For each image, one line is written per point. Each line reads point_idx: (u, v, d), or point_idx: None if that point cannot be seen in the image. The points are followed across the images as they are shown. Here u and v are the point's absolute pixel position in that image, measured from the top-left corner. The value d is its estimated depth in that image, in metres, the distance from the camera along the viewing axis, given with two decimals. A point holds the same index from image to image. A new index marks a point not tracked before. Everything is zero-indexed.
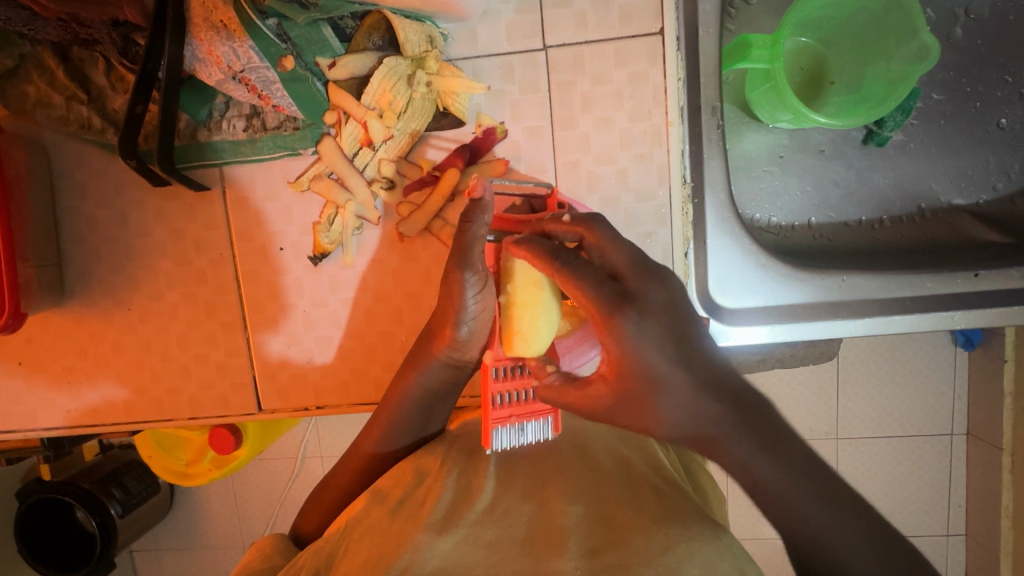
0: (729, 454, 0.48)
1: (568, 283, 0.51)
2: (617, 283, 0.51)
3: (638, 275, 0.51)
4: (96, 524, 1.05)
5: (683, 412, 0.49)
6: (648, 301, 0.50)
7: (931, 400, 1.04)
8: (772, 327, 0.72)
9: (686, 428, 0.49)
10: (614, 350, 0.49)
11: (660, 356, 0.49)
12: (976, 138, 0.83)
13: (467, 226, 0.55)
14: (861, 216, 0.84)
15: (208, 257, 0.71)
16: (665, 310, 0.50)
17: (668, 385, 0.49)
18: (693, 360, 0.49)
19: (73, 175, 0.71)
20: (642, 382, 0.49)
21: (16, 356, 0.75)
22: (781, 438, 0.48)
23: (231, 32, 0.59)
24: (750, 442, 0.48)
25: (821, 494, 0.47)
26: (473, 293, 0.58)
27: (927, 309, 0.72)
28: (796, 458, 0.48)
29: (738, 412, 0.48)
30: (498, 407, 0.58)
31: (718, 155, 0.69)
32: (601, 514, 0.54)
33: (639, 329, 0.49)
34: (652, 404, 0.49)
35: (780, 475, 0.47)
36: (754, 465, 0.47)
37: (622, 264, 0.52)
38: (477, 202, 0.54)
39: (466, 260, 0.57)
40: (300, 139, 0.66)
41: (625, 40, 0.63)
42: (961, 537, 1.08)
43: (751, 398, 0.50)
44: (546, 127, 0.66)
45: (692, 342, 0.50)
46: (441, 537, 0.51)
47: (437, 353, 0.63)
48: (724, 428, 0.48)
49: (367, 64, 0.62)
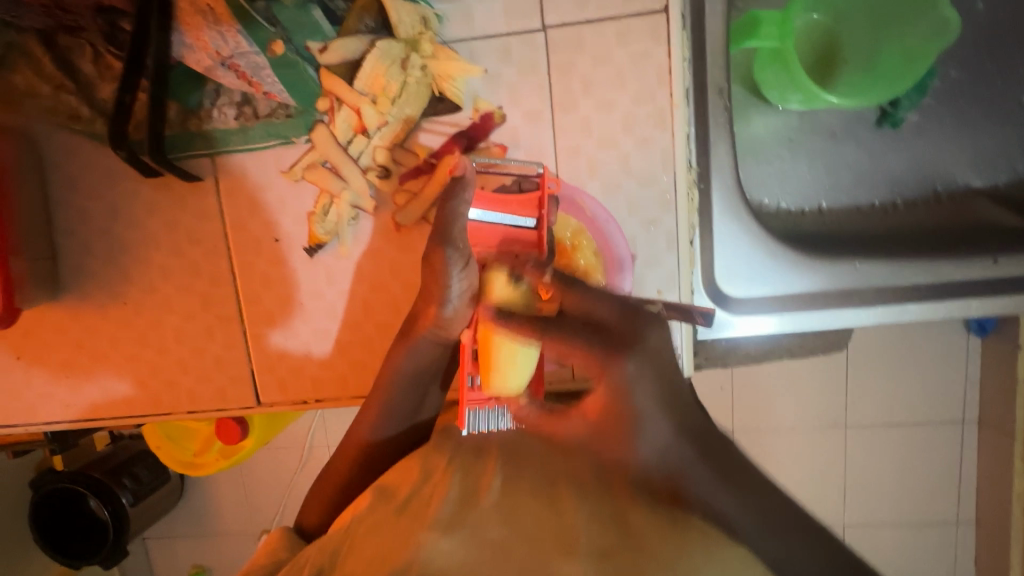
0: (690, 489, 0.49)
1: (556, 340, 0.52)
2: (606, 330, 0.50)
3: (630, 325, 0.50)
4: (107, 513, 1.06)
5: (654, 449, 0.49)
6: (646, 347, 0.50)
7: (943, 386, 1.01)
8: (780, 316, 0.70)
9: (656, 466, 0.50)
10: (608, 397, 0.50)
11: (648, 403, 0.49)
12: (995, 118, 0.80)
13: (447, 204, 0.58)
14: (874, 201, 0.81)
15: (202, 249, 0.70)
16: (656, 361, 0.50)
17: (649, 430, 0.49)
18: (677, 410, 0.50)
19: (63, 166, 0.69)
20: (621, 421, 0.49)
21: (15, 351, 0.74)
22: (748, 478, 0.49)
23: (218, 17, 0.58)
24: (711, 472, 0.49)
25: (783, 525, 0.48)
26: (458, 272, 0.59)
27: (942, 297, 0.70)
28: (760, 495, 0.48)
29: (701, 449, 0.49)
30: (473, 389, 0.60)
31: (725, 138, 0.66)
32: (613, 515, 0.52)
33: (636, 378, 0.49)
34: (630, 444, 0.50)
35: (745, 511, 0.48)
36: (716, 502, 0.48)
37: (609, 313, 0.51)
38: (460, 179, 0.58)
39: (446, 236, 0.58)
40: (293, 127, 0.64)
41: (628, 18, 0.60)
42: (972, 526, 1.06)
43: (719, 440, 0.50)
44: (546, 111, 0.64)
45: (678, 391, 0.50)
46: (446, 536, 0.51)
47: (423, 331, 0.62)
48: (691, 466, 0.49)
49: (359, 47, 0.60)
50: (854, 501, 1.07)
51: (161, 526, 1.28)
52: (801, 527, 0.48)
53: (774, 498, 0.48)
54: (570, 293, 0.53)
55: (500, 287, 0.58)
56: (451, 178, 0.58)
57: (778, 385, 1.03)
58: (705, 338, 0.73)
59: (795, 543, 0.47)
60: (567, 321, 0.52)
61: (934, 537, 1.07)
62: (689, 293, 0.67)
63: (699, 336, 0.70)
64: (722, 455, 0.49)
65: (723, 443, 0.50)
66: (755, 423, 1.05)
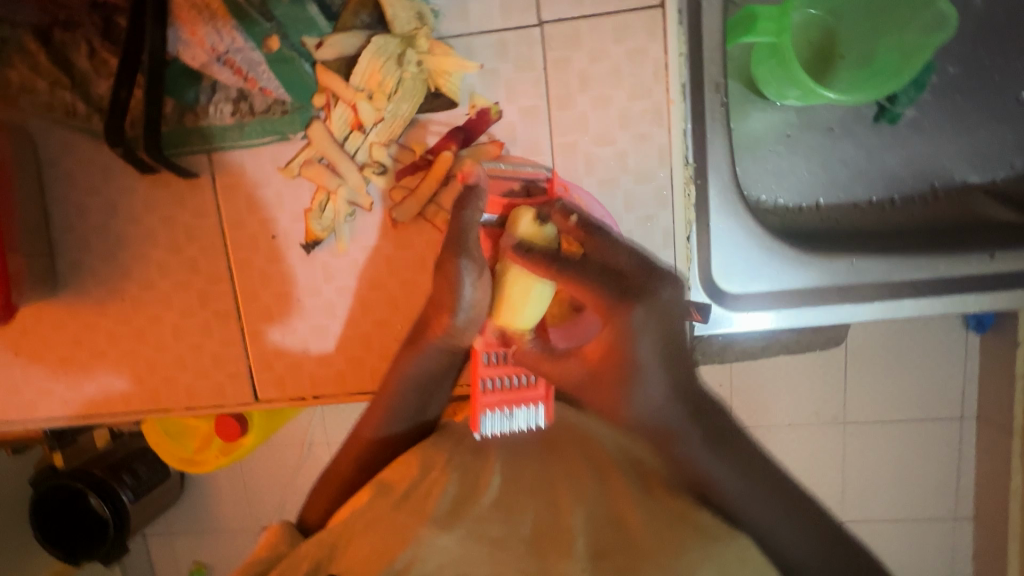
0: (683, 452, 0.50)
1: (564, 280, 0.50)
2: (618, 278, 0.50)
3: (641, 275, 0.51)
4: (108, 510, 1.06)
5: (652, 406, 0.50)
6: (658, 299, 0.50)
7: (940, 383, 1.01)
8: (778, 312, 0.70)
9: (650, 423, 0.51)
10: (612, 340, 0.50)
11: (650, 357, 0.49)
12: (993, 114, 0.80)
13: (460, 211, 0.56)
14: (871, 197, 0.81)
15: (200, 245, 0.70)
16: (664, 311, 0.50)
17: (648, 381, 0.50)
18: (675, 368, 0.51)
19: (60, 162, 0.69)
20: (626, 369, 0.50)
21: (12, 347, 0.74)
22: (736, 444, 0.51)
23: (213, 14, 0.59)
24: (704, 439, 0.50)
25: (768, 490, 0.49)
26: (471, 280, 0.56)
27: (939, 293, 0.70)
28: (744, 460, 0.50)
29: (692, 410, 0.51)
30: (488, 392, 0.60)
31: (722, 133, 0.66)
32: (608, 513, 0.53)
33: (641, 328, 0.49)
34: (626, 399, 0.50)
35: (735, 477, 0.49)
36: (705, 465, 0.50)
37: (622, 260, 0.52)
38: (472, 188, 0.57)
39: (460, 244, 0.56)
40: (289, 123, 0.64)
41: (624, 14, 0.60)
42: (968, 521, 1.06)
43: (707, 404, 0.52)
44: (542, 106, 0.63)
45: (679, 350, 0.51)
46: (444, 533, 0.50)
47: (433, 338, 0.60)
48: (685, 429, 0.50)
49: (356, 43, 0.60)
50: (851, 495, 1.07)
51: (160, 522, 1.28)
52: (784, 492, 0.50)
53: (759, 464, 0.51)
54: (592, 236, 0.53)
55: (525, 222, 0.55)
56: (464, 186, 0.57)
57: (775, 382, 1.03)
58: (702, 334, 0.73)
59: (778, 507, 0.49)
60: (585, 263, 0.51)
61: (930, 532, 1.07)
62: (686, 289, 0.67)
63: (696, 332, 0.70)
64: (711, 420, 0.51)
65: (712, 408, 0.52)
66: (752, 418, 1.05)
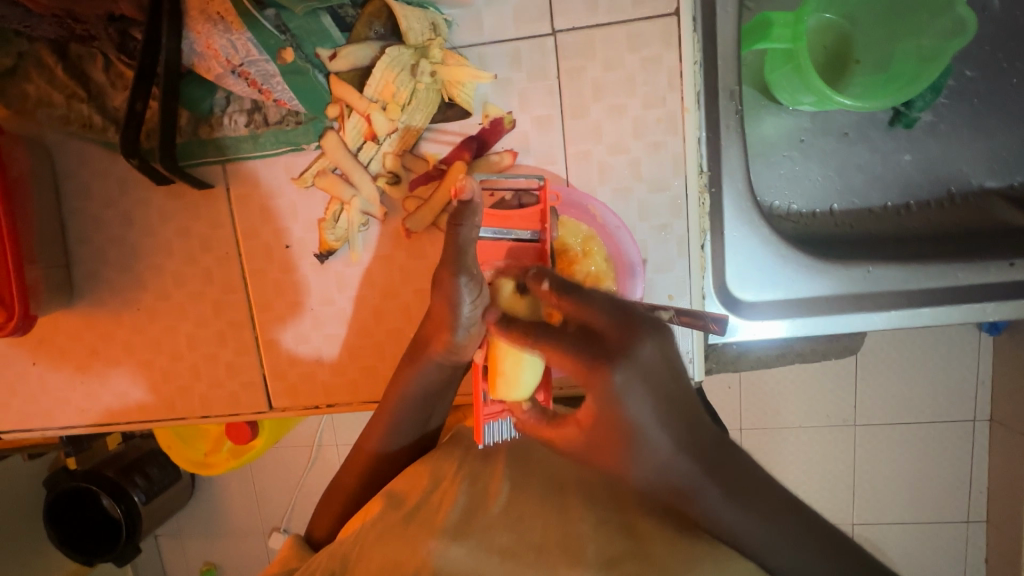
0: (697, 503, 0.48)
1: (543, 348, 0.47)
2: (598, 337, 0.44)
3: (625, 333, 0.43)
4: (120, 510, 1.08)
5: (655, 466, 0.46)
6: (638, 360, 0.43)
7: (954, 386, 1.01)
8: (792, 321, 0.68)
9: (654, 480, 0.48)
10: (597, 408, 0.45)
11: (644, 417, 0.44)
12: (1011, 116, 0.79)
13: (455, 228, 0.52)
14: (887, 202, 0.80)
15: (215, 256, 0.70)
16: (656, 371, 0.44)
17: (648, 445, 0.45)
18: (675, 420, 0.46)
19: (77, 174, 0.70)
20: (617, 434, 0.45)
21: (30, 357, 0.75)
22: (749, 484, 0.48)
23: (229, 23, 0.57)
24: (718, 488, 0.47)
25: (775, 515, 0.48)
26: (470, 299, 0.54)
27: (958, 301, 0.69)
28: (759, 499, 0.48)
29: (706, 463, 0.47)
30: (489, 403, 0.55)
31: (737, 140, 0.66)
32: (621, 522, 0.53)
33: (626, 391, 0.43)
34: (626, 463, 0.47)
35: (745, 518, 0.48)
36: (715, 510, 0.48)
37: (599, 320, 0.44)
38: (467, 204, 0.50)
39: (458, 262, 0.53)
40: (303, 134, 0.65)
41: (638, 22, 0.60)
42: (983, 524, 1.05)
43: (723, 451, 0.48)
44: (556, 116, 0.63)
45: (679, 402, 0.45)
46: (455, 544, 0.51)
47: (433, 353, 0.60)
48: (698, 484, 0.47)
49: (369, 54, 0.60)
50: (863, 500, 1.06)
51: (173, 526, 1.29)
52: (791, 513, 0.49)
53: (769, 494, 0.49)
54: (565, 300, 0.46)
55: (508, 293, 0.54)
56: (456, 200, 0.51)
57: (787, 387, 1.03)
58: (715, 342, 0.72)
59: (790, 535, 0.48)
60: (562, 329, 0.46)
61: (942, 536, 1.06)
62: (701, 299, 0.66)
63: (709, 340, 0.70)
64: (720, 462, 0.48)
65: (726, 445, 0.49)
66: (763, 423, 1.04)
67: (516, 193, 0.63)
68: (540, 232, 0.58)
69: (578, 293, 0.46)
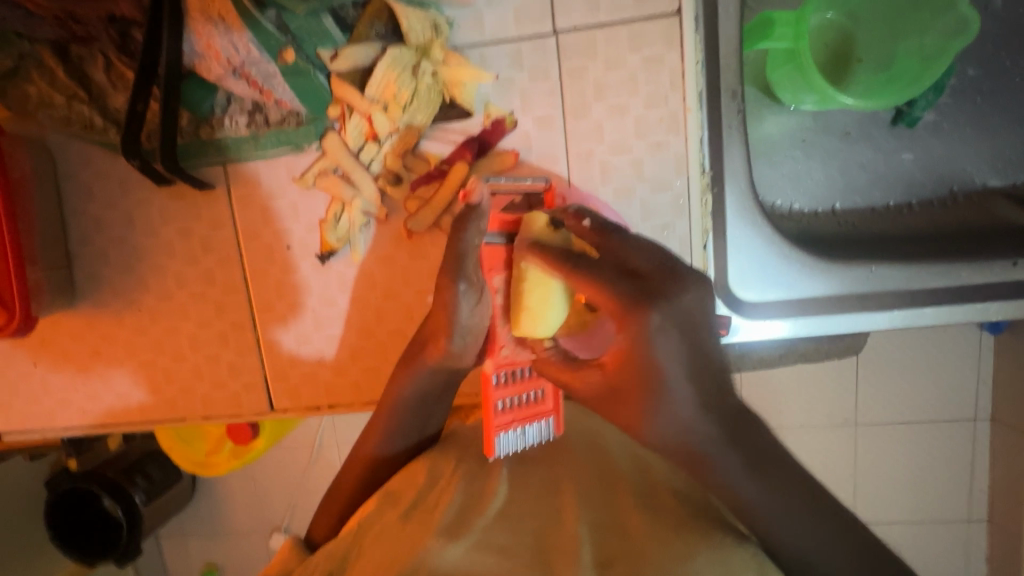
0: (715, 475, 0.46)
1: (583, 284, 0.45)
2: (638, 279, 0.45)
3: (664, 278, 0.44)
4: (120, 511, 1.07)
5: (675, 425, 0.45)
6: (677, 304, 0.44)
7: (955, 385, 1.00)
8: (794, 320, 0.69)
9: (672, 442, 0.46)
10: (628, 347, 0.44)
11: (672, 364, 0.44)
12: (1014, 114, 0.78)
13: (460, 233, 0.55)
14: (889, 201, 0.80)
15: (216, 257, 0.70)
16: (691, 319, 0.44)
17: (673, 399, 0.44)
18: (704, 378, 0.45)
19: (78, 175, 0.70)
20: (642, 383, 0.44)
21: (31, 358, 0.75)
22: (770, 464, 0.46)
23: (229, 25, 0.56)
24: (739, 459, 0.45)
25: (796, 499, 0.46)
26: (470, 305, 0.56)
27: (960, 300, 0.69)
28: (780, 477, 0.46)
29: (727, 431, 0.45)
30: (500, 413, 0.56)
31: (739, 141, 0.65)
32: (617, 523, 0.52)
33: (660, 333, 0.43)
34: (647, 416, 0.45)
35: (766, 500, 0.46)
36: (736, 486, 0.46)
37: (640, 261, 0.46)
38: (475, 208, 0.55)
39: (458, 269, 0.56)
40: (304, 134, 0.64)
41: (640, 22, 0.60)
42: (984, 524, 1.05)
43: (745, 424, 0.46)
44: (557, 116, 0.63)
45: (712, 361, 0.45)
46: (452, 543, 0.50)
47: (430, 360, 0.60)
48: (718, 451, 0.45)
49: (370, 54, 0.60)
50: (864, 499, 1.06)
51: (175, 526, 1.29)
52: (815, 508, 0.47)
53: (792, 479, 0.47)
54: (608, 237, 0.48)
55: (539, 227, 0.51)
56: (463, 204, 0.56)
57: (789, 386, 1.03)
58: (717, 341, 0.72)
59: (811, 522, 0.46)
60: (600, 262, 0.46)
61: (944, 536, 1.06)
62: None
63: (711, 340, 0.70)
64: (744, 431, 0.46)
65: (750, 420, 0.47)
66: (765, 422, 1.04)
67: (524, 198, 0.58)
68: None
69: (626, 235, 0.47)
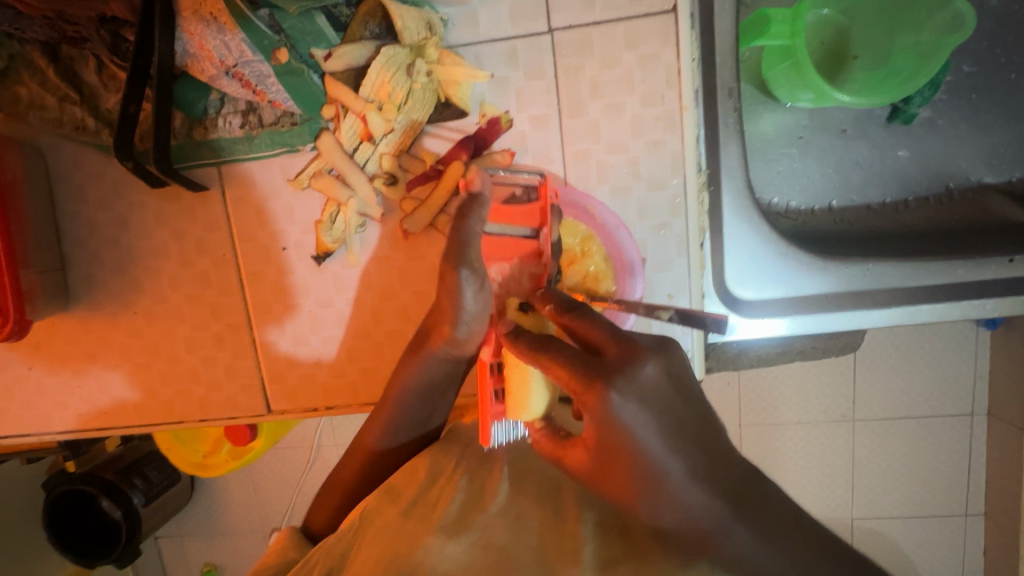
0: (723, 552, 0.42)
1: (548, 365, 0.44)
2: (598, 356, 0.43)
3: (621, 353, 0.43)
4: (120, 514, 1.07)
5: (676, 513, 0.42)
6: (637, 379, 0.41)
7: (951, 381, 1.00)
8: (791, 319, 0.69)
9: (673, 526, 0.43)
10: (596, 429, 0.42)
11: (647, 433, 0.41)
12: (1008, 111, 0.79)
13: (464, 219, 0.55)
14: (885, 199, 0.80)
15: (211, 258, 0.70)
16: (660, 389, 0.42)
17: (664, 481, 0.41)
18: (693, 447, 0.42)
19: (70, 177, 0.69)
20: (626, 463, 0.42)
21: (26, 361, 0.74)
22: (780, 525, 0.43)
23: (221, 24, 0.57)
24: (747, 530, 0.42)
25: (813, 555, 0.42)
26: (471, 292, 0.55)
27: (957, 297, 0.69)
28: (792, 542, 0.42)
29: (730, 501, 0.42)
30: (497, 403, 0.54)
31: (736, 139, 0.66)
32: (618, 520, 0.53)
33: (624, 411, 0.41)
34: (642, 502, 0.43)
35: (783, 570, 0.42)
36: (745, 556, 0.42)
37: (600, 337, 0.44)
38: (475, 197, 0.55)
39: (460, 257, 0.55)
40: (299, 135, 0.64)
41: (635, 20, 0.59)
42: (981, 518, 1.06)
43: (748, 484, 0.43)
44: (553, 115, 0.63)
45: (693, 425, 0.43)
46: (453, 541, 0.51)
47: (435, 348, 0.59)
48: (724, 525, 0.42)
49: (363, 53, 0.60)
50: (862, 495, 1.07)
51: (173, 527, 1.29)
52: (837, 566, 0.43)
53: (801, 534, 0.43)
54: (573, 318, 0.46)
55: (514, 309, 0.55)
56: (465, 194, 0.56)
57: (787, 383, 1.03)
58: (715, 341, 0.72)
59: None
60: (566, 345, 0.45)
61: (942, 530, 1.07)
62: (700, 297, 0.66)
63: (709, 339, 0.70)
64: (745, 497, 0.42)
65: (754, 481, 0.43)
66: (763, 418, 1.04)
67: (525, 190, 0.62)
68: (539, 229, 0.60)
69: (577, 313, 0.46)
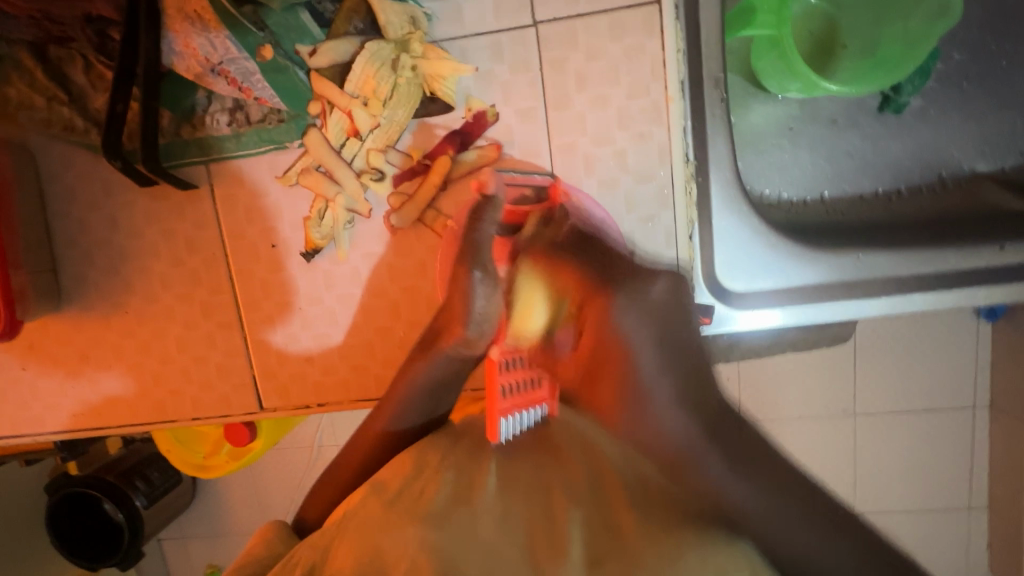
0: (702, 476, 0.44)
1: (558, 269, 0.53)
2: (605, 272, 0.51)
3: (631, 272, 0.51)
4: (121, 515, 1.07)
5: (662, 428, 0.44)
6: (643, 293, 0.48)
7: (951, 372, 1.00)
8: (785, 309, 0.68)
9: (658, 442, 0.44)
10: (594, 334, 0.48)
11: (643, 341, 0.45)
12: (1001, 99, 0.78)
13: (476, 224, 0.55)
14: (878, 188, 0.80)
15: (201, 257, 0.70)
16: (663, 304, 0.48)
17: (653, 392, 0.44)
18: (682, 365, 0.46)
19: (60, 178, 0.69)
20: (618, 366, 0.46)
21: (20, 363, 0.75)
22: (752, 455, 0.44)
23: (206, 23, 0.58)
24: (722, 457, 0.43)
25: (782, 489, 0.44)
26: (484, 295, 0.55)
27: (949, 287, 0.68)
28: (771, 477, 0.44)
29: (708, 428, 0.44)
30: (504, 399, 0.58)
31: (723, 132, 0.64)
32: (606, 519, 0.51)
33: (623, 317, 0.46)
34: (625, 410, 0.45)
35: (754, 495, 0.43)
36: (719, 483, 0.43)
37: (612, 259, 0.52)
38: (489, 199, 0.55)
39: (475, 258, 0.55)
40: (285, 131, 0.64)
41: (619, 12, 0.59)
42: (984, 510, 1.05)
43: (727, 418, 0.46)
44: (539, 108, 0.63)
45: (686, 350, 0.47)
46: (436, 532, 0.50)
47: (445, 347, 0.58)
48: (700, 450, 0.43)
49: (349, 49, 0.60)
50: (865, 488, 1.06)
51: (174, 528, 1.29)
52: (806, 504, 0.44)
53: (768, 468, 0.44)
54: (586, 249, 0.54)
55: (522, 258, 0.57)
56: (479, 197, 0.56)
57: (785, 376, 1.02)
58: (709, 333, 0.72)
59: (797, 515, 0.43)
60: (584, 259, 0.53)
61: (945, 522, 1.06)
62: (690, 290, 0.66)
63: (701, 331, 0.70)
64: (719, 422, 0.45)
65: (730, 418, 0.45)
66: (761, 412, 1.04)
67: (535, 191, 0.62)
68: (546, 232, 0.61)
69: (592, 247, 0.54)
